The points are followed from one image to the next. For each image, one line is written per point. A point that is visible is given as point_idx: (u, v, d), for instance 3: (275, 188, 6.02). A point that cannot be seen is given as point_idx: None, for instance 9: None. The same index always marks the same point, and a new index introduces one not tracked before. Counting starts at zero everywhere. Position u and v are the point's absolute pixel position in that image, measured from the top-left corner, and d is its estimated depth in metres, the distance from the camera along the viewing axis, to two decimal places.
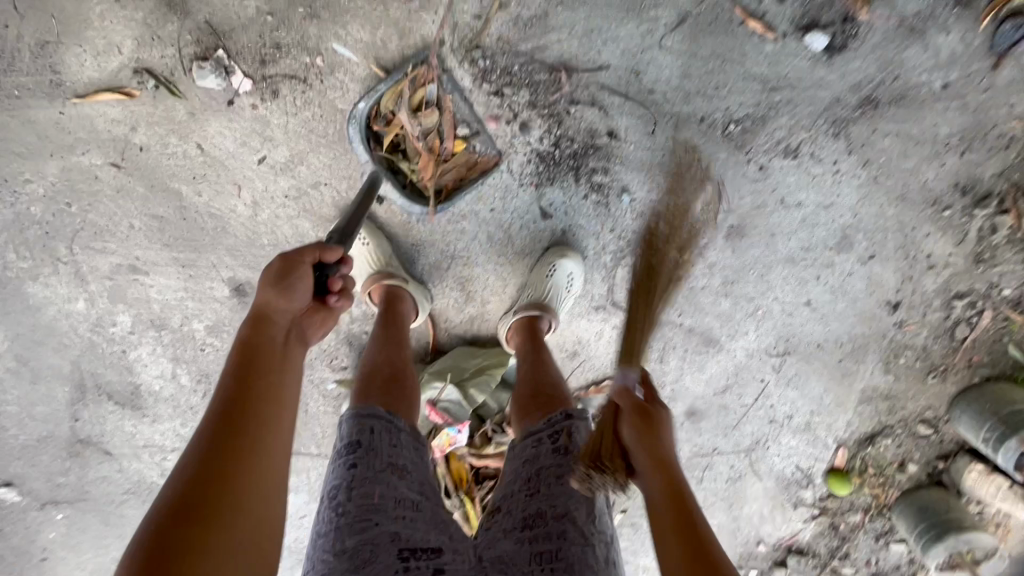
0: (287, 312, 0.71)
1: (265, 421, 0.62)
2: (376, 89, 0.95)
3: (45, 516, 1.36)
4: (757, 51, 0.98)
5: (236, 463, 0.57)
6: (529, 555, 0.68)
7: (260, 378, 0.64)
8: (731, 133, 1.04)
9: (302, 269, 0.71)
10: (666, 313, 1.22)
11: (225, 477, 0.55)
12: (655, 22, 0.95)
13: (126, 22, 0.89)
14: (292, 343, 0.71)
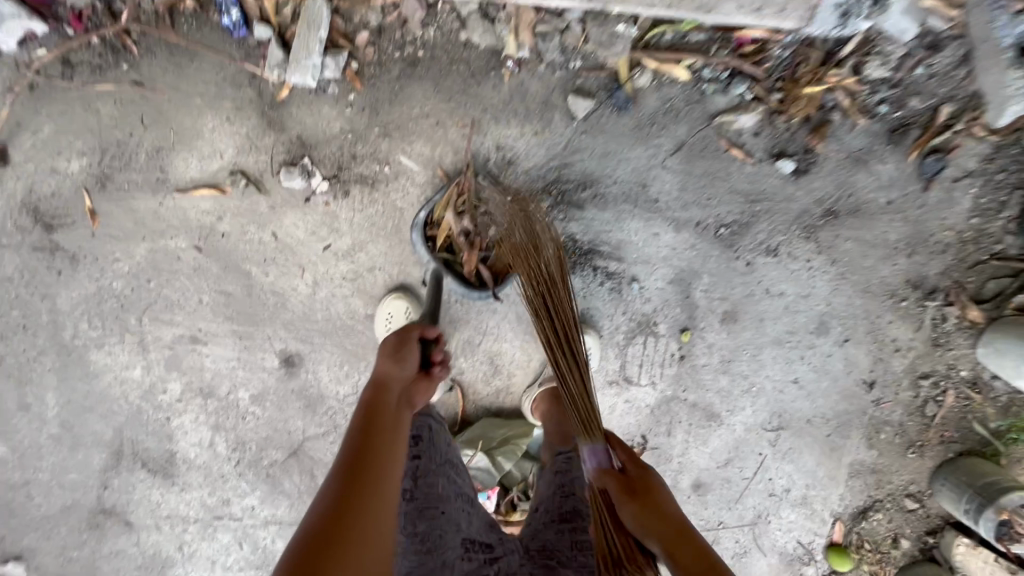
0: (403, 376, 0.85)
1: (385, 463, 0.70)
2: (431, 199, 1.13)
3: None
4: (738, 172, 1.22)
5: (360, 495, 0.65)
6: (570, 542, 0.80)
7: (380, 429, 0.74)
8: (721, 235, 1.25)
9: (407, 342, 0.89)
10: (672, 388, 1.35)
11: (352, 502, 0.64)
12: (658, 148, 1.19)
13: (231, 134, 1.09)
14: (404, 406, 0.81)
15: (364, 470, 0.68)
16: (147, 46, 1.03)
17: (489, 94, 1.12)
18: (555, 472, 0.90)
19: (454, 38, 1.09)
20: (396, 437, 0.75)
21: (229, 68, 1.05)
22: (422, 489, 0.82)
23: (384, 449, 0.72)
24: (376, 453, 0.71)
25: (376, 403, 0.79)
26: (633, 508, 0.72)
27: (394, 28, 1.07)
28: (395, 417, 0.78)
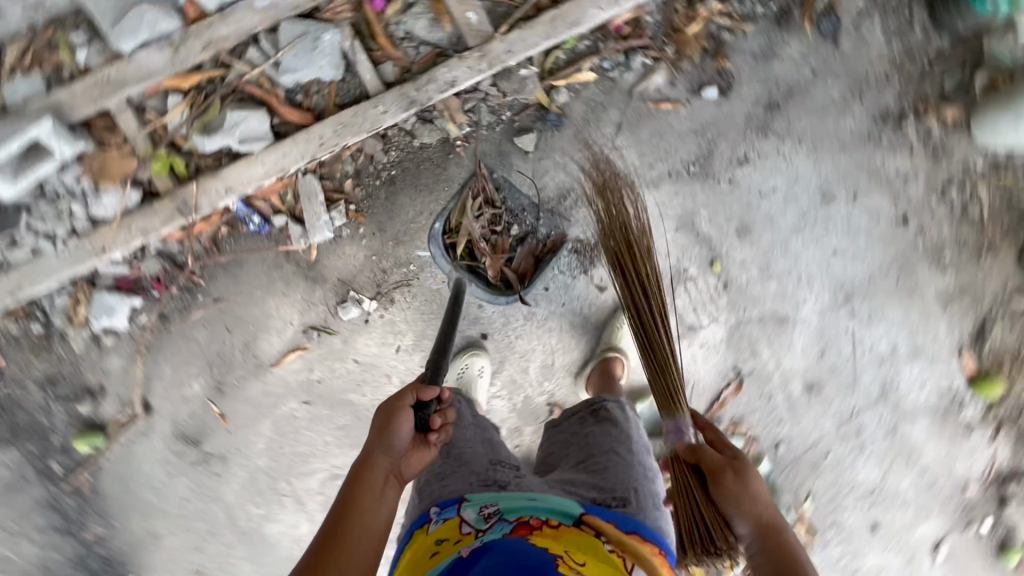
0: (393, 448, 0.85)
1: (358, 538, 0.79)
2: (448, 206, 1.27)
3: None
4: (677, 118, 1.39)
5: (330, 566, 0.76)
6: (579, 468, 0.96)
7: (359, 505, 0.81)
8: (696, 172, 1.40)
9: (399, 412, 0.86)
10: (733, 313, 1.45)
11: (321, 561, 0.76)
12: (603, 137, 1.38)
13: (291, 303, 1.34)
14: (391, 482, 0.84)
15: (346, 532, 0.79)
16: (206, 274, 1.30)
17: (458, 171, 1.35)
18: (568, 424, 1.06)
19: (411, 146, 1.32)
20: (376, 501, 0.82)
21: (268, 257, 1.31)
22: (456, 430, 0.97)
23: (365, 515, 0.80)
24: (358, 518, 0.80)
25: (361, 469, 0.84)
26: (741, 488, 0.87)
27: (366, 164, 1.31)
28: (382, 482, 0.83)
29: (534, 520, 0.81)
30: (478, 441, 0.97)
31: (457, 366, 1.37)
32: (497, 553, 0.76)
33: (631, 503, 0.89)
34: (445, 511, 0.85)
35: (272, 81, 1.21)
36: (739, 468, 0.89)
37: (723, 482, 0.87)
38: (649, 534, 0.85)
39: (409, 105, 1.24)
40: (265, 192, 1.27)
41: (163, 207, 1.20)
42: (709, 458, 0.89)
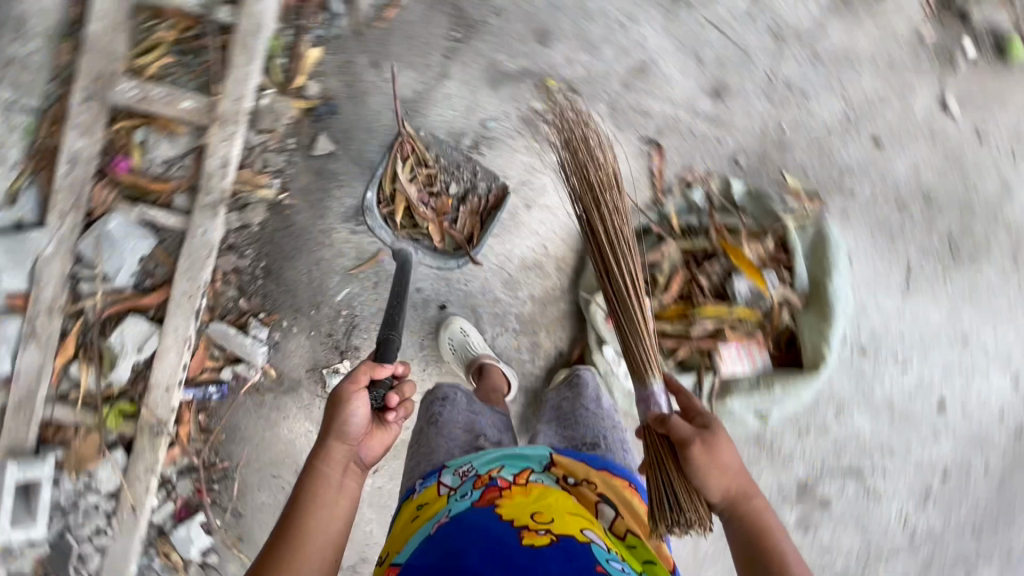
0: (350, 433, 0.92)
1: (319, 517, 0.90)
2: (375, 174, 1.32)
3: None
4: (409, 9, 1.34)
5: (296, 544, 0.88)
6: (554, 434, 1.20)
7: (318, 488, 0.91)
8: (465, 33, 1.35)
9: (350, 399, 0.91)
10: (602, 103, 1.39)
11: (287, 534, 0.88)
12: (373, 81, 1.35)
13: (295, 418, 1.42)
14: (350, 466, 0.94)
15: (306, 514, 0.89)
16: (226, 455, 1.41)
17: (305, 216, 1.38)
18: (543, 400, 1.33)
19: (256, 233, 1.36)
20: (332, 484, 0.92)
21: (250, 404, 1.40)
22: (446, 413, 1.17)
23: (325, 499, 0.91)
24: (319, 501, 0.90)
25: (322, 458, 0.92)
26: (713, 457, 0.95)
27: (241, 278, 1.36)
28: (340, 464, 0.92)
29: (502, 478, 0.98)
30: (456, 422, 1.17)
31: (445, 338, 1.39)
32: (459, 520, 0.90)
33: (600, 447, 1.13)
34: (428, 480, 1.04)
35: (116, 291, 1.27)
36: (713, 437, 0.96)
37: (691, 451, 0.94)
38: (617, 469, 1.08)
39: (216, 208, 1.27)
40: (195, 366, 1.35)
41: (144, 443, 1.30)
42: (681, 430, 0.96)
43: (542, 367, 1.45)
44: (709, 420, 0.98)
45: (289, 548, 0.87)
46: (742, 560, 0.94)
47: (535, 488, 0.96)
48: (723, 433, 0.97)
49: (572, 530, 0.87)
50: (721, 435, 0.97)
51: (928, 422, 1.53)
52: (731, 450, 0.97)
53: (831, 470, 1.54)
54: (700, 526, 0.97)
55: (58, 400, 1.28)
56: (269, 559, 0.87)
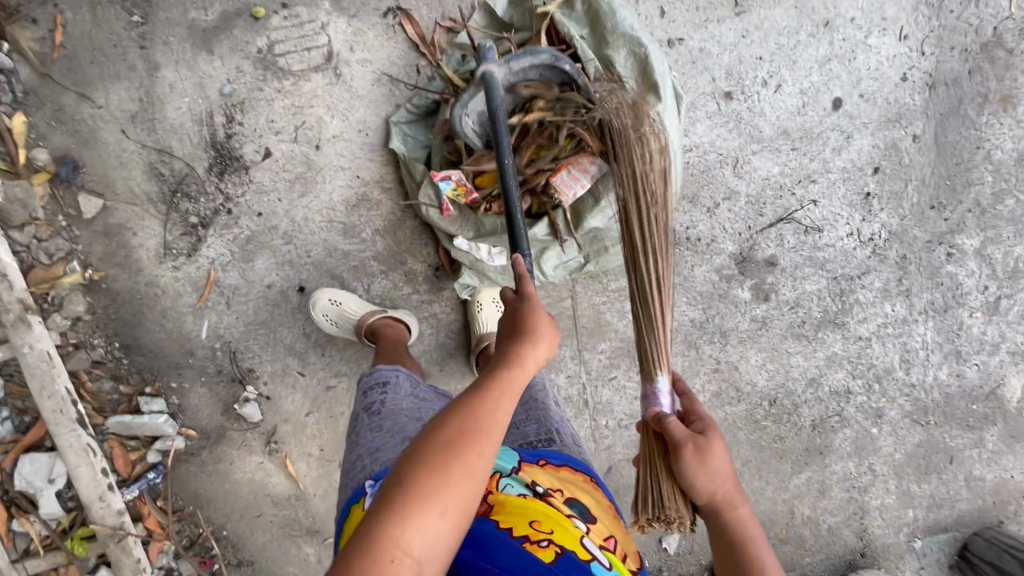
0: (535, 348, 0.74)
1: (485, 439, 0.64)
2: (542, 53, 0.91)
3: None
4: (79, 24, 1.20)
5: (442, 469, 0.61)
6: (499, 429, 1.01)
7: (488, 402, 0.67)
8: (145, 12, 1.21)
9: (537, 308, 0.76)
10: (322, 2, 1.25)
11: (436, 450, 0.62)
12: (93, 116, 1.23)
13: (242, 459, 1.40)
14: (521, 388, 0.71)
15: (466, 432, 0.64)
16: (205, 521, 1.42)
17: (124, 279, 1.29)
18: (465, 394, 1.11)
19: (91, 320, 1.29)
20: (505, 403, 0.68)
21: (195, 468, 1.39)
22: (386, 410, 0.97)
23: (498, 421, 0.66)
24: (487, 417, 0.65)
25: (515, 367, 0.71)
26: (702, 466, 0.76)
27: (106, 367, 1.31)
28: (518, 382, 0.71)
29: None
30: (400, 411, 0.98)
31: (320, 316, 1.28)
32: (453, 542, 0.69)
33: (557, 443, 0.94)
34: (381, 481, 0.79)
35: (0, 441, 1.25)
36: (706, 444, 0.77)
37: (680, 457, 0.77)
38: (577, 463, 0.88)
39: (26, 320, 1.20)
40: (122, 464, 1.34)
41: (116, 553, 1.31)
42: (674, 430, 0.78)
43: (429, 291, 1.36)
44: (707, 427, 0.80)
45: (442, 462, 0.61)
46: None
47: (526, 498, 0.74)
48: (720, 441, 0.78)
49: (575, 536, 0.71)
50: (718, 441, 0.78)
51: (832, 128, 1.39)
52: (725, 461, 0.77)
53: (762, 229, 1.42)
54: (678, 525, 0.82)
55: (25, 557, 1.29)
56: (416, 488, 0.59)
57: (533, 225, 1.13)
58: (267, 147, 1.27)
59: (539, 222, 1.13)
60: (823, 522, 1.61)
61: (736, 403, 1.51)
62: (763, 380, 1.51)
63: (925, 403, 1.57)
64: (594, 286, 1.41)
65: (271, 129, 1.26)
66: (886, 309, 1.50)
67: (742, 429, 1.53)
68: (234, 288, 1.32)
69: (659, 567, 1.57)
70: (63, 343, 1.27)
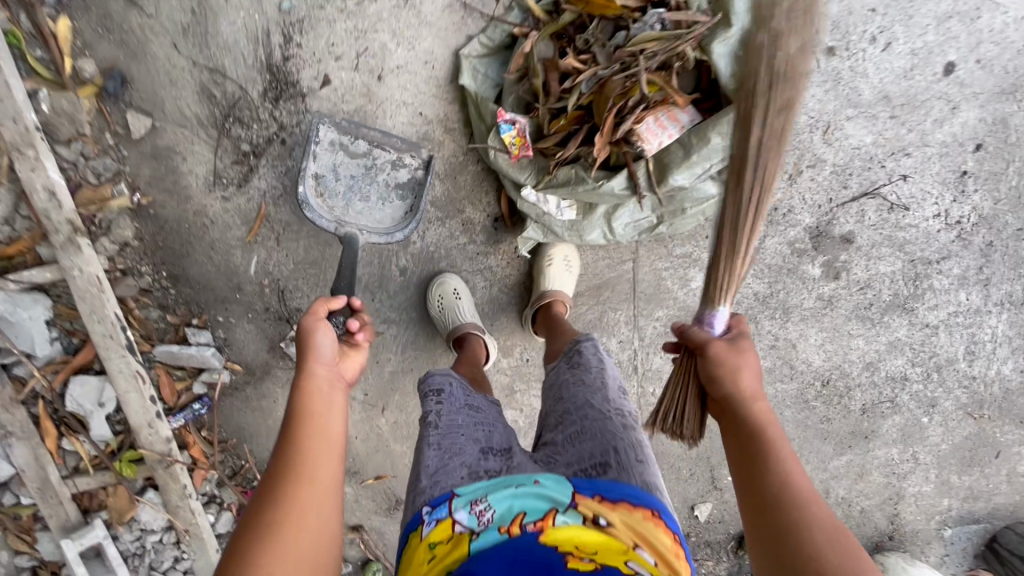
0: (318, 356, 0.81)
1: (311, 466, 0.70)
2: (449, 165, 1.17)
3: (724, 482, 1.55)
4: None
5: (276, 511, 0.65)
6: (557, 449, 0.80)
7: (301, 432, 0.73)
8: None
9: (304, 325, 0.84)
10: None
11: (267, 498, 0.67)
12: (142, 25, 1.14)
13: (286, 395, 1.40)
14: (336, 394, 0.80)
15: (290, 471, 0.69)
16: (247, 454, 1.45)
17: (173, 207, 1.24)
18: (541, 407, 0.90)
19: (139, 246, 1.25)
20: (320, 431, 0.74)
21: (239, 403, 1.39)
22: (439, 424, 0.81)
23: (318, 442, 0.73)
24: (308, 450, 0.72)
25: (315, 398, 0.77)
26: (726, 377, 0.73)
27: (153, 295, 1.28)
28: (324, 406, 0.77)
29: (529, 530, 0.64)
30: (457, 426, 0.81)
31: (435, 297, 1.30)
32: None
33: (615, 467, 0.72)
34: (438, 510, 0.69)
35: (49, 361, 1.25)
36: (741, 354, 0.73)
37: (704, 364, 0.74)
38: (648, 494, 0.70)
39: (75, 241, 1.15)
40: (169, 393, 1.34)
41: (163, 478, 1.32)
42: (701, 340, 0.75)
43: (485, 243, 1.31)
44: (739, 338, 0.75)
45: (269, 513, 0.65)
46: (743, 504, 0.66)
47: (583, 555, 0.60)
48: (752, 346, 0.74)
49: None
50: (752, 355, 0.73)
51: (938, 96, 1.26)
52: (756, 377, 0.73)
53: (843, 203, 1.33)
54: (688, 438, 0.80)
55: (75, 473, 1.32)
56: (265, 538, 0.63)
57: (612, 178, 1.04)
58: (326, 74, 1.18)
59: (618, 175, 1.04)
60: (857, 504, 1.61)
61: (788, 381, 1.47)
62: (819, 360, 1.45)
63: (982, 397, 1.52)
64: (657, 249, 1.33)
65: (331, 53, 1.17)
66: (960, 297, 1.42)
67: (790, 408, 1.49)
68: (286, 225, 1.27)
69: (686, 532, 1.59)
70: (110, 268, 1.24)
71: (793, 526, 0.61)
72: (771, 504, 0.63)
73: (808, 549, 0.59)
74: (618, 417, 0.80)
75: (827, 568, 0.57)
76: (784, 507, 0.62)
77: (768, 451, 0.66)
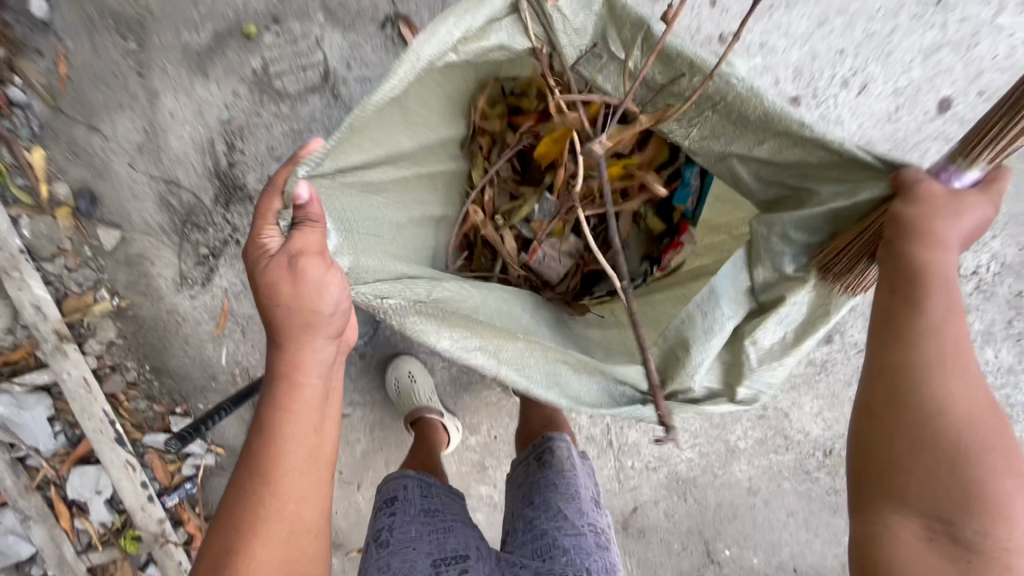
0: (320, 307, 0.64)
1: (290, 445, 0.64)
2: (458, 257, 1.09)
3: (723, 557, 1.43)
4: (75, 53, 1.16)
5: (269, 485, 0.64)
6: (533, 552, 0.84)
7: (285, 409, 0.64)
8: (138, 35, 1.15)
9: (273, 236, 0.65)
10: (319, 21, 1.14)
11: (271, 470, 0.64)
12: (103, 146, 1.21)
13: None
14: (309, 355, 0.65)
15: (266, 459, 0.64)
16: None
17: (148, 307, 1.32)
18: (514, 487, 0.97)
19: (123, 344, 1.34)
20: (308, 425, 0.65)
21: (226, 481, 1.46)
22: (403, 534, 0.83)
23: (302, 422, 0.65)
24: (290, 434, 0.64)
25: (291, 385, 0.65)
26: (942, 231, 0.59)
27: (140, 388, 1.37)
28: (311, 405, 0.66)
29: None
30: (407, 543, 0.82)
31: (392, 379, 1.29)
32: None
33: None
34: None
35: (54, 453, 1.36)
36: (956, 203, 0.60)
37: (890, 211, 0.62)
38: None
39: (62, 347, 1.28)
40: (164, 474, 1.42)
41: (160, 554, 1.42)
42: (911, 183, 0.61)
43: None
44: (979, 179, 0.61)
45: (268, 487, 0.64)
46: (873, 376, 0.61)
47: None
48: (977, 194, 0.60)
49: None
50: (973, 199, 0.60)
51: (933, 136, 1.10)
52: (971, 226, 0.60)
53: None
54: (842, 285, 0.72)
55: (88, 548, 1.42)
56: (264, 500, 0.64)
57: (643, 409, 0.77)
58: (269, 176, 1.21)
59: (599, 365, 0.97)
60: None
61: (783, 451, 1.34)
62: (819, 429, 1.32)
63: None
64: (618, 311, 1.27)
65: (272, 156, 1.20)
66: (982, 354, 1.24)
67: (790, 478, 1.36)
68: (249, 317, 1.31)
69: None
70: (99, 366, 1.33)
71: (912, 445, 0.58)
72: (910, 357, 0.59)
73: (930, 409, 0.57)
74: (592, 535, 0.86)
75: (950, 424, 0.57)
76: (934, 369, 0.58)
77: (947, 319, 0.59)
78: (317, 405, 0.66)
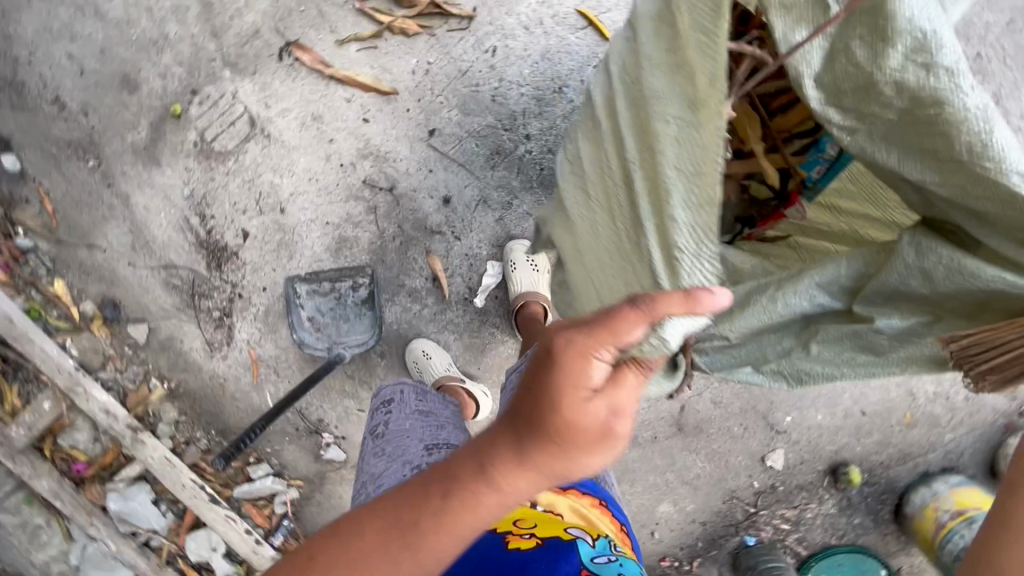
0: (576, 460, 0.57)
1: (453, 524, 0.59)
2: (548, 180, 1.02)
3: (784, 423, 1.44)
4: (53, 189, 1.32)
5: (409, 534, 0.59)
6: None
7: (478, 482, 0.59)
8: (94, 152, 1.30)
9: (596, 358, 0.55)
10: (232, 79, 1.27)
11: (429, 515, 0.59)
12: (105, 257, 1.37)
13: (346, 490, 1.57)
14: (523, 467, 0.58)
15: (429, 508, 0.59)
16: None
17: (193, 380, 1.47)
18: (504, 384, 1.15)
19: (186, 420, 1.50)
20: (481, 520, 0.59)
21: (315, 508, 1.59)
22: (399, 428, 0.95)
23: (482, 508, 0.59)
24: (459, 513, 0.59)
25: (496, 467, 0.58)
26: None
27: (213, 452, 1.51)
28: (499, 504, 0.59)
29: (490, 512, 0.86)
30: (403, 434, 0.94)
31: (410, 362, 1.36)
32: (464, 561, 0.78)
33: None
34: None
35: (169, 529, 1.54)
36: None
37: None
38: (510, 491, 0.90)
39: (139, 438, 1.41)
40: (262, 518, 1.56)
41: None
42: None
43: (435, 306, 1.37)
44: None
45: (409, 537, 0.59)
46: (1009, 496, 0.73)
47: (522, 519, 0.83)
48: None
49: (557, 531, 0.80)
50: None
51: None
52: None
53: None
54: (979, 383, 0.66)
55: None
56: (405, 540, 0.59)
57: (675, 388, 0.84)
58: (242, 228, 1.33)
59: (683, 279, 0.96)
60: (952, 391, 1.41)
61: None
62: None
63: None
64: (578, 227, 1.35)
65: (238, 210, 1.32)
66: None
67: None
68: (275, 358, 1.43)
69: (772, 484, 1.48)
70: (175, 444, 1.50)
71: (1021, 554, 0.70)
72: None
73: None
74: None
75: None
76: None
77: None
78: (502, 506, 0.59)
